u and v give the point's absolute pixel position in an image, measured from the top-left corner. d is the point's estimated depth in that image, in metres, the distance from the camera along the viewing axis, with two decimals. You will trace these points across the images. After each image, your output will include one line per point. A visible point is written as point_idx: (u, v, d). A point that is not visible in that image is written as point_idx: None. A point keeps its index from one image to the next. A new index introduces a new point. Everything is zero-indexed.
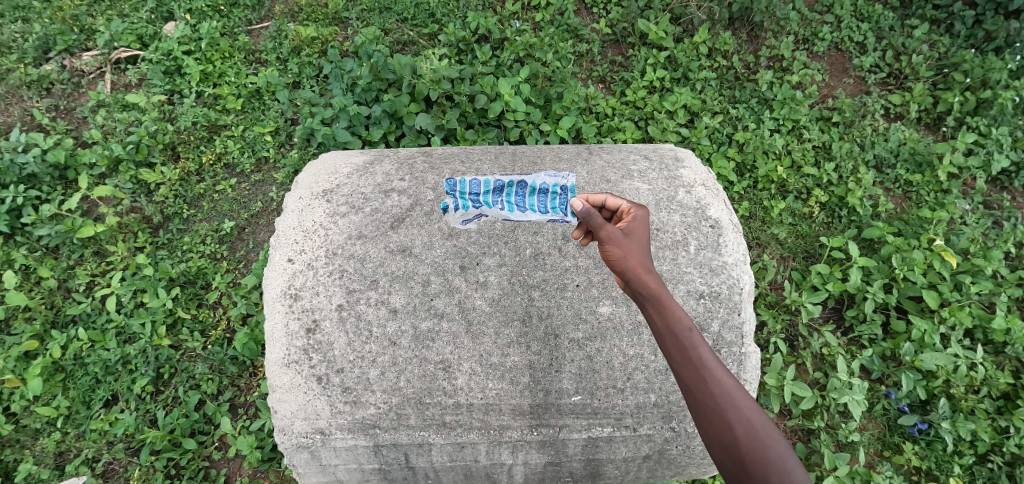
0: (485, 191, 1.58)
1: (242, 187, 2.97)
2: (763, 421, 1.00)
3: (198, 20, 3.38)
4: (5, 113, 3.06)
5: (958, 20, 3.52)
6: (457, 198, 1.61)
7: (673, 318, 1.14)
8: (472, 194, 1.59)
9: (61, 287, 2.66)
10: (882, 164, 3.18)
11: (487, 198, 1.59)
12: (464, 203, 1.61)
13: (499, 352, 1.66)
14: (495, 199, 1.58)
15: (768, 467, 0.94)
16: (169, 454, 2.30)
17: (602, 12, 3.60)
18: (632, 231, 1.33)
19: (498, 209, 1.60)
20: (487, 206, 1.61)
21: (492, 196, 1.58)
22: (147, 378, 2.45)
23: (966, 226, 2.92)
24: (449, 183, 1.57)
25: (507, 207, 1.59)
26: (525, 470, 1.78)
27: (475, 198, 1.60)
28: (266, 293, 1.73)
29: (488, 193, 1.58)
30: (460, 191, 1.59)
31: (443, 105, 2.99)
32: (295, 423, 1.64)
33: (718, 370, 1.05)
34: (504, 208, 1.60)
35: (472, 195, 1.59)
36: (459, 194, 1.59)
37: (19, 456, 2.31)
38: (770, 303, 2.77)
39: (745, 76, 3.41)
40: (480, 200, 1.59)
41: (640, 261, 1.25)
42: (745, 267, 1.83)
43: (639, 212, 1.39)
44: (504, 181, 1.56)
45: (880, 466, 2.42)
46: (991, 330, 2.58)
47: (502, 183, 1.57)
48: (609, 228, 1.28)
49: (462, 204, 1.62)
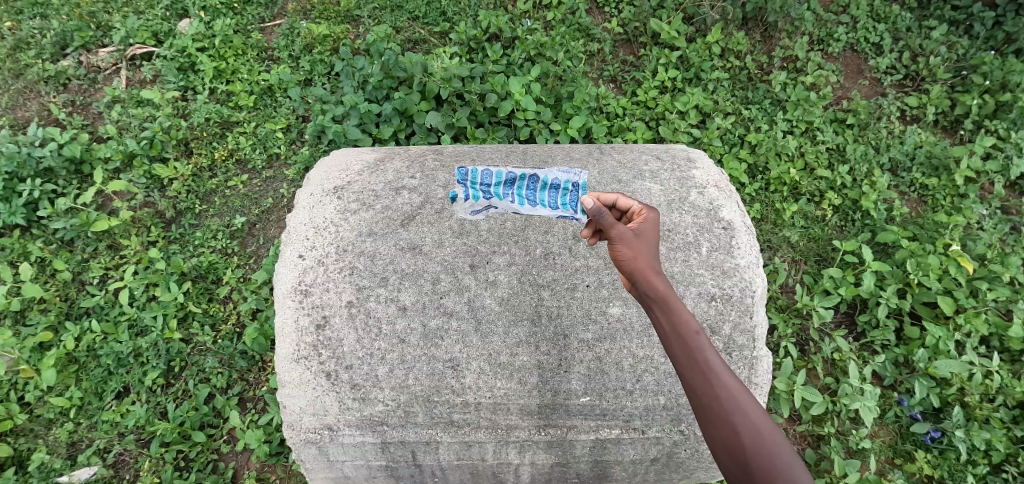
0: (496, 183, 1.56)
1: (254, 183, 3.00)
2: (770, 426, 0.98)
3: (212, 17, 3.41)
4: (25, 108, 3.12)
5: (977, 21, 3.47)
6: (468, 188, 1.59)
7: (680, 321, 1.12)
8: (484, 185, 1.58)
9: (76, 280, 2.70)
10: (897, 167, 3.14)
11: (498, 190, 1.58)
12: (475, 193, 1.60)
13: (507, 351, 1.65)
14: (506, 191, 1.57)
15: (773, 474, 0.92)
16: (179, 447, 2.33)
17: (613, 12, 3.58)
18: (642, 231, 1.31)
19: (509, 202, 1.59)
20: (498, 197, 1.60)
21: (503, 188, 1.56)
22: (159, 371, 2.48)
23: (983, 231, 2.88)
24: (460, 172, 1.55)
25: (518, 201, 1.58)
26: (532, 470, 1.78)
27: (487, 189, 1.58)
28: (277, 289, 1.73)
29: (499, 185, 1.56)
30: (472, 181, 1.57)
31: (453, 104, 2.98)
32: (304, 419, 1.67)
33: (725, 374, 1.04)
34: (515, 201, 1.58)
35: (483, 186, 1.58)
36: (469, 184, 1.58)
37: (32, 445, 2.33)
38: (780, 307, 2.75)
39: (758, 77, 3.38)
40: (491, 191, 1.58)
41: (649, 262, 1.24)
42: (758, 269, 1.81)
43: (651, 213, 1.38)
44: (516, 174, 1.54)
45: (891, 474, 2.38)
46: (1008, 337, 2.54)
47: (514, 176, 1.55)
48: (620, 227, 1.27)
49: (472, 194, 1.61)
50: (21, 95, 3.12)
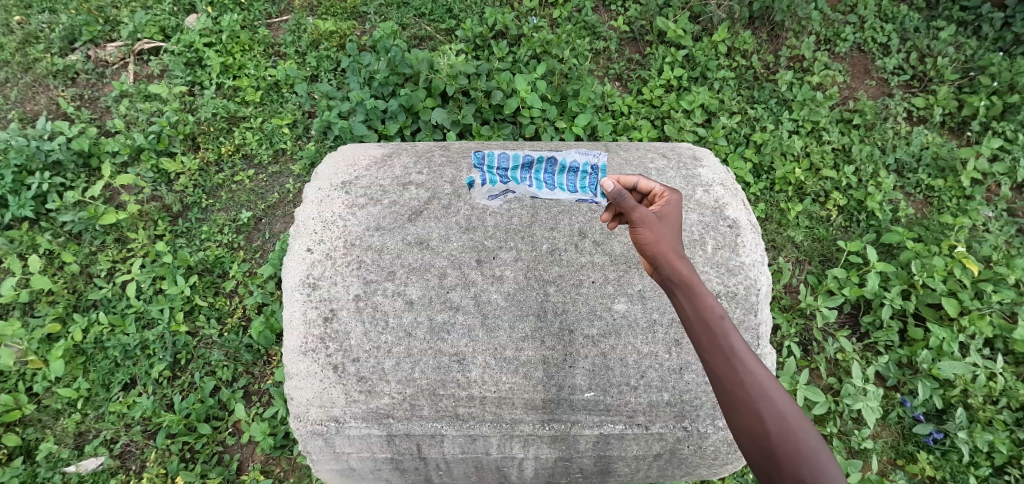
0: (513, 167, 1.60)
1: (260, 178, 3.02)
2: (795, 413, 1.01)
3: (219, 13, 3.44)
4: (33, 101, 3.15)
5: (986, 23, 3.46)
6: (484, 172, 1.63)
7: (705, 308, 1.13)
8: (500, 169, 1.61)
9: (83, 273, 2.72)
10: (904, 168, 3.13)
11: (515, 174, 1.61)
12: (492, 177, 1.64)
13: (513, 346, 1.66)
14: (524, 175, 1.60)
15: (799, 461, 0.95)
16: (184, 438, 2.35)
17: (620, 10, 3.58)
18: (665, 215, 1.32)
19: (526, 186, 1.63)
20: (515, 182, 1.64)
21: (520, 172, 1.60)
22: (165, 363, 2.50)
23: (989, 233, 2.87)
24: (477, 156, 1.59)
25: (536, 184, 1.61)
26: (536, 465, 1.79)
27: (504, 173, 1.62)
28: (284, 282, 1.74)
29: (516, 168, 1.60)
30: (489, 165, 1.61)
31: (458, 101, 3.01)
32: (309, 410, 1.67)
33: (750, 361, 1.06)
34: (533, 185, 1.62)
35: (500, 170, 1.61)
36: (486, 168, 1.61)
37: (40, 435, 2.36)
38: (784, 306, 2.76)
39: (765, 76, 3.36)
40: (508, 176, 1.62)
41: (672, 245, 1.25)
42: (763, 268, 1.81)
43: (672, 196, 1.40)
44: (533, 157, 1.57)
45: (893, 475, 2.39)
46: (1012, 340, 2.53)
47: (531, 159, 1.57)
48: (643, 210, 1.27)
49: (489, 178, 1.64)
50: (30, 90, 3.16)
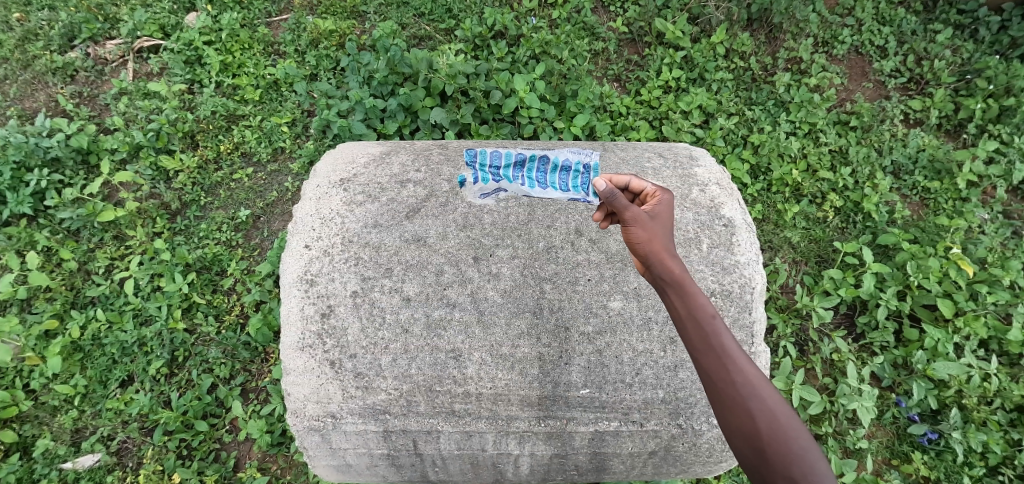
0: (505, 165, 1.59)
1: (259, 176, 3.02)
2: (786, 412, 1.01)
3: (218, 12, 3.44)
4: (32, 99, 3.16)
5: (983, 26, 3.48)
6: (477, 170, 1.62)
7: (697, 307, 1.14)
8: (493, 168, 1.61)
9: (82, 269, 2.72)
10: (900, 170, 3.15)
11: (508, 172, 1.61)
12: (484, 176, 1.63)
13: (509, 343, 1.67)
14: (517, 174, 1.60)
15: (791, 460, 0.96)
16: (181, 435, 2.36)
17: (619, 11, 3.59)
18: (657, 214, 1.34)
19: (519, 184, 1.63)
20: (508, 180, 1.64)
21: (513, 170, 1.60)
22: (162, 360, 2.51)
23: (984, 235, 2.89)
24: (469, 154, 1.57)
25: (529, 183, 1.62)
26: (531, 462, 1.80)
27: (496, 172, 1.62)
28: (283, 278, 1.75)
29: (509, 167, 1.60)
30: (481, 163, 1.60)
31: (457, 100, 3.01)
32: (307, 406, 1.68)
33: (741, 359, 1.07)
34: (526, 183, 1.63)
35: (492, 168, 1.61)
36: (479, 166, 1.61)
37: (37, 431, 2.37)
38: (780, 306, 2.77)
39: (762, 77, 3.38)
40: (501, 174, 1.62)
41: (664, 244, 1.26)
42: (757, 267, 1.83)
43: (664, 196, 1.41)
44: (525, 155, 1.57)
45: (888, 474, 2.41)
46: (1006, 341, 2.55)
47: (523, 157, 1.57)
48: (635, 209, 1.29)
49: (481, 176, 1.64)
50: (29, 86, 3.16)
